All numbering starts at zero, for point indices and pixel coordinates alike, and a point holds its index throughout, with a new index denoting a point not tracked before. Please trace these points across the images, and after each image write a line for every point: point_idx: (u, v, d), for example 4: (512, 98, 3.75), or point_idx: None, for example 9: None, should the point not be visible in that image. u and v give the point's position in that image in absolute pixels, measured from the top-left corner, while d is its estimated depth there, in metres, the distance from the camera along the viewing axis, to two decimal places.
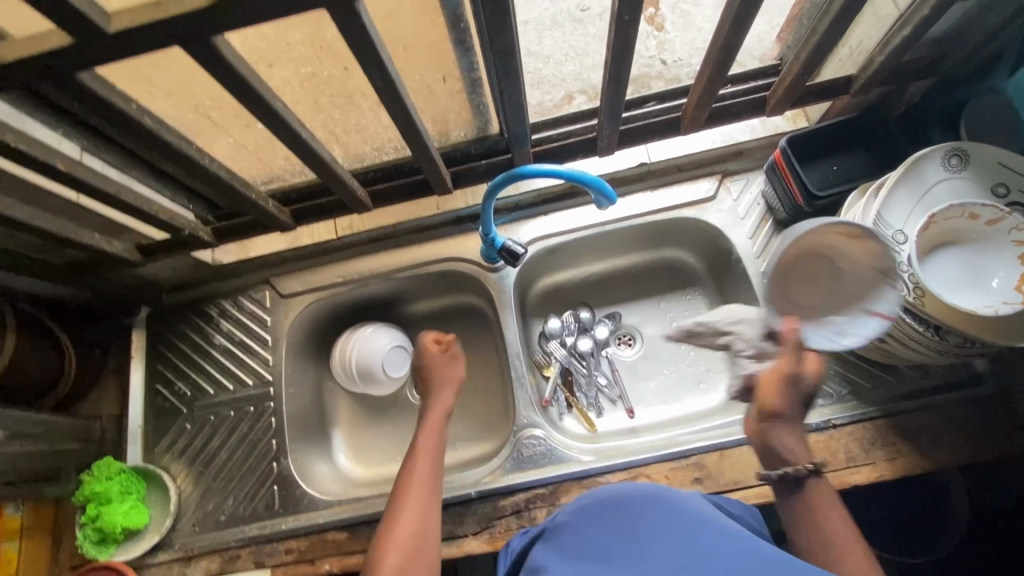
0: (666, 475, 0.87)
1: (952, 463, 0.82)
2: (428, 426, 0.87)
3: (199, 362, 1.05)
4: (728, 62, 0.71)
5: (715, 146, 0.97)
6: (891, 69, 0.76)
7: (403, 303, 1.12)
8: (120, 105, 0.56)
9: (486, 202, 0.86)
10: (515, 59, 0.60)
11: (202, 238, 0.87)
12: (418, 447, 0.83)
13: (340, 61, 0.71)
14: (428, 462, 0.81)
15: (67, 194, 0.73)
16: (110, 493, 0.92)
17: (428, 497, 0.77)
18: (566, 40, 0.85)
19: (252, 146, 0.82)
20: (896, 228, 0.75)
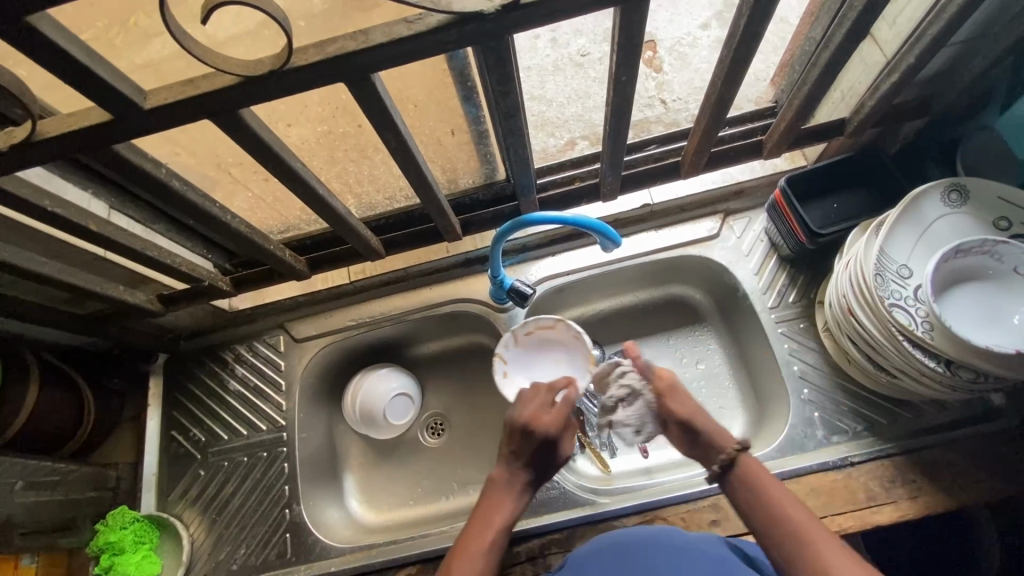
0: (683, 518, 0.85)
1: (977, 502, 0.80)
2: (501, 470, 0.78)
3: (214, 407, 1.06)
4: (723, 111, 0.74)
5: (715, 185, 1.00)
6: (882, 112, 0.79)
7: (414, 344, 1.14)
8: (151, 170, 0.60)
9: (494, 247, 0.89)
10: (521, 118, 0.64)
11: (220, 288, 0.89)
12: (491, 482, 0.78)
13: (354, 118, 0.76)
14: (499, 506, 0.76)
15: (95, 251, 0.77)
16: (124, 543, 0.93)
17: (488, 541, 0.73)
18: (568, 83, 1.04)
19: (269, 199, 0.86)
20: (900, 263, 0.76)
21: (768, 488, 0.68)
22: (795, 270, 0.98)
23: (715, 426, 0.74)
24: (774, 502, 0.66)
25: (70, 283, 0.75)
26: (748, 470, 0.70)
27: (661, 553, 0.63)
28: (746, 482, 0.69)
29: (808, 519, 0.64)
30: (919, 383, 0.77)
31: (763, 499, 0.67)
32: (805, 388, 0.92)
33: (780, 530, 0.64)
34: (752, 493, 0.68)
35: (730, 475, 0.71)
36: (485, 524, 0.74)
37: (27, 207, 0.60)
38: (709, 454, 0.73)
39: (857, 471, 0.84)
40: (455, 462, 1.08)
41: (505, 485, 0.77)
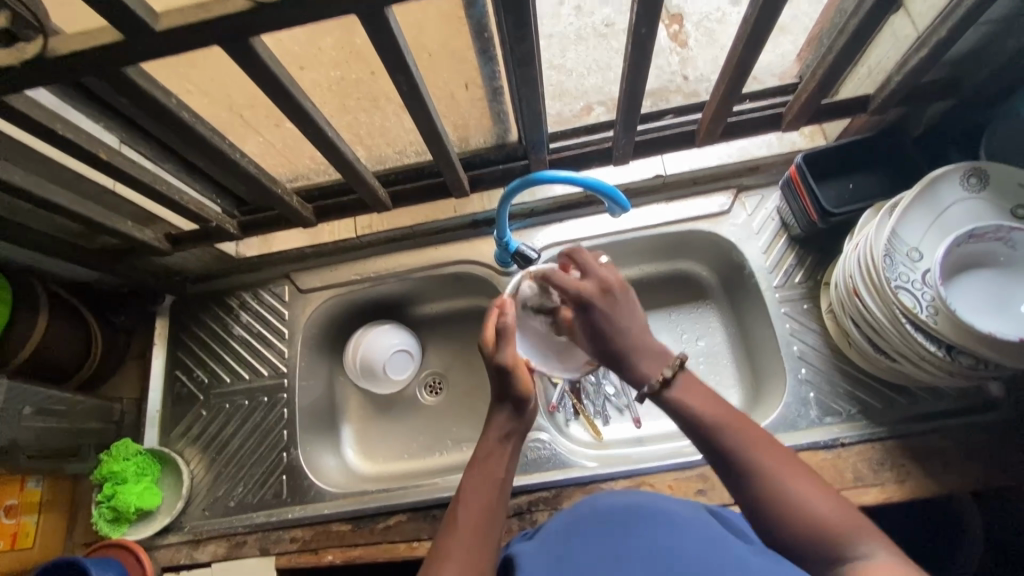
0: (669, 485, 0.87)
1: (963, 489, 0.81)
2: (492, 444, 0.65)
3: (217, 351, 1.08)
4: (743, 76, 0.72)
5: (729, 160, 0.99)
6: (910, 89, 0.77)
7: (416, 303, 1.14)
8: (162, 100, 0.60)
9: (502, 207, 0.88)
10: (535, 68, 0.63)
11: (228, 230, 0.90)
12: (483, 453, 0.65)
13: (368, 65, 0.75)
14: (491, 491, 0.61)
15: (105, 183, 0.78)
16: (127, 473, 0.95)
17: (489, 536, 0.58)
18: (589, 54, 0.95)
19: (279, 145, 0.85)
20: (911, 246, 0.74)
21: (717, 413, 0.55)
22: (804, 251, 0.97)
23: (642, 358, 0.59)
24: (726, 437, 0.53)
25: (80, 214, 0.76)
26: (685, 399, 0.56)
27: (656, 527, 0.55)
28: (685, 410, 0.56)
29: (762, 441, 0.53)
30: (919, 368, 0.76)
31: (717, 437, 0.54)
32: (802, 367, 0.92)
33: (736, 463, 0.53)
34: (697, 423, 0.55)
35: (670, 402, 0.57)
36: (481, 518, 0.59)
37: (40, 129, 0.61)
38: (637, 383, 0.59)
39: (846, 452, 0.85)
40: (450, 421, 1.10)
41: (495, 469, 0.63)
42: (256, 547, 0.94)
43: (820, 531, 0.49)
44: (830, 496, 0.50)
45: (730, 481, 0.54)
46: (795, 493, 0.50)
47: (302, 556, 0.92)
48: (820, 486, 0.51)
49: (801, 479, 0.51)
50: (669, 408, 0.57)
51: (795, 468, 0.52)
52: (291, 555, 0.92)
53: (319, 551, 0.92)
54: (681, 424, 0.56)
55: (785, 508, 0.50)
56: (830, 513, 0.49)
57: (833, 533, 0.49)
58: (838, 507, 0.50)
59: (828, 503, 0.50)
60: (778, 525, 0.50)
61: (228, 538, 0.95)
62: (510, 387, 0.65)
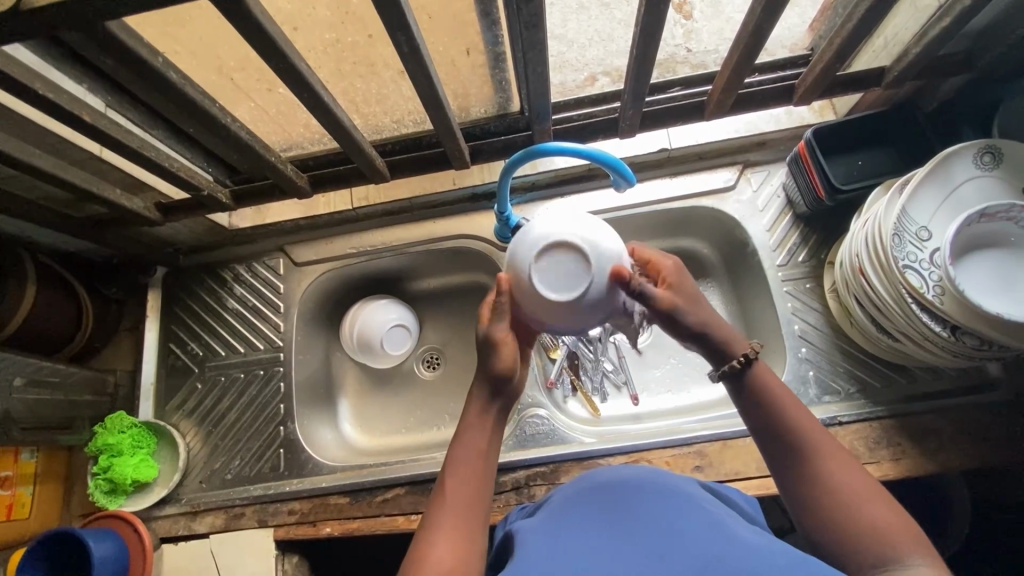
0: (667, 461, 0.87)
1: (959, 467, 0.82)
2: (477, 413, 0.64)
3: (211, 324, 1.06)
4: (758, 46, 0.69)
5: (737, 134, 0.97)
6: (926, 62, 0.74)
7: (414, 278, 1.13)
8: (149, 59, 0.57)
9: (503, 180, 0.85)
10: (542, 30, 0.60)
11: (219, 199, 0.87)
12: (464, 424, 0.63)
13: (365, 27, 0.71)
14: (476, 456, 0.62)
15: (90, 148, 0.75)
16: (122, 446, 0.95)
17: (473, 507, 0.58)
18: (590, 25, 0.88)
19: (272, 111, 0.82)
20: (921, 225, 0.73)
21: (787, 405, 0.58)
22: (808, 229, 0.96)
23: (719, 331, 0.61)
24: (793, 425, 0.58)
25: (66, 180, 0.73)
26: (760, 382, 0.59)
27: (654, 496, 0.57)
28: (760, 395, 0.59)
29: (828, 442, 0.57)
30: (922, 348, 0.76)
31: (777, 424, 0.58)
32: (803, 347, 0.91)
33: (798, 454, 0.57)
34: (765, 411, 0.59)
35: (745, 385, 0.60)
36: (464, 490, 0.59)
37: (18, 88, 0.58)
38: (713, 358, 0.62)
39: (844, 430, 0.85)
40: (447, 397, 1.09)
41: (478, 438, 0.63)
42: (254, 519, 0.94)
43: (875, 536, 0.51)
44: (890, 508, 0.53)
45: (776, 466, 0.59)
46: (853, 493, 0.54)
47: (300, 528, 0.92)
48: (882, 497, 0.53)
49: (864, 487, 0.54)
50: (740, 388, 0.60)
51: (857, 475, 0.55)
52: (288, 527, 0.92)
53: (317, 524, 0.92)
54: (748, 407, 0.60)
55: (836, 505, 0.53)
56: (890, 522, 0.51)
57: (887, 542, 0.50)
58: (891, 516, 0.52)
59: (888, 513, 0.52)
60: (830, 520, 0.53)
61: (225, 510, 0.95)
62: (492, 360, 0.64)
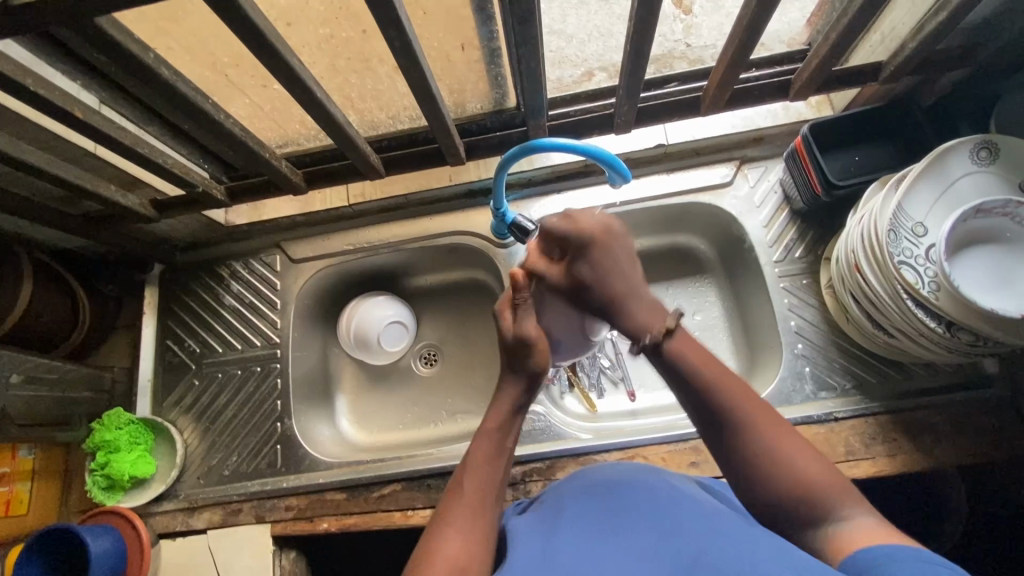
0: (663, 457, 0.87)
1: (954, 462, 0.82)
2: (500, 411, 0.67)
3: (208, 321, 1.06)
4: (753, 41, 0.69)
5: (735, 130, 0.96)
6: (923, 57, 0.74)
7: (411, 275, 1.13)
8: (140, 55, 0.56)
9: (498, 175, 0.85)
10: (535, 24, 0.60)
11: (215, 196, 0.87)
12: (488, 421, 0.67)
13: (359, 23, 0.71)
14: (493, 454, 0.64)
15: (84, 145, 0.74)
16: (120, 442, 0.95)
17: (490, 500, 0.61)
18: (589, 20, 0.87)
19: (267, 107, 0.82)
20: (917, 221, 0.73)
21: (709, 373, 0.59)
22: (805, 225, 0.95)
23: (638, 303, 0.66)
24: (717, 394, 0.58)
25: (60, 177, 0.73)
26: (681, 356, 0.61)
27: (645, 496, 0.57)
28: (680, 366, 0.61)
29: (757, 406, 0.58)
30: (917, 344, 0.76)
31: (706, 394, 0.59)
32: (799, 343, 0.91)
33: (728, 421, 0.57)
34: (690, 379, 0.60)
35: (667, 358, 0.62)
36: (482, 482, 0.62)
37: (10, 85, 0.57)
38: (633, 336, 0.65)
39: (839, 426, 0.85)
40: (444, 393, 1.09)
41: (500, 437, 0.66)
42: (251, 515, 0.94)
43: (802, 488, 0.54)
44: (813, 456, 0.55)
45: (709, 431, 0.59)
46: (781, 450, 0.55)
47: (297, 524, 0.92)
48: (805, 447, 0.56)
49: (788, 440, 0.56)
50: (667, 363, 0.62)
51: (786, 433, 0.56)
52: (285, 523, 0.93)
53: (314, 519, 0.92)
54: (674, 379, 0.61)
55: (770, 465, 0.55)
56: (812, 472, 0.54)
57: (815, 492, 0.53)
58: (819, 467, 0.54)
59: (812, 462, 0.55)
60: (765, 484, 0.55)
61: (223, 506, 0.96)
62: (528, 362, 0.68)
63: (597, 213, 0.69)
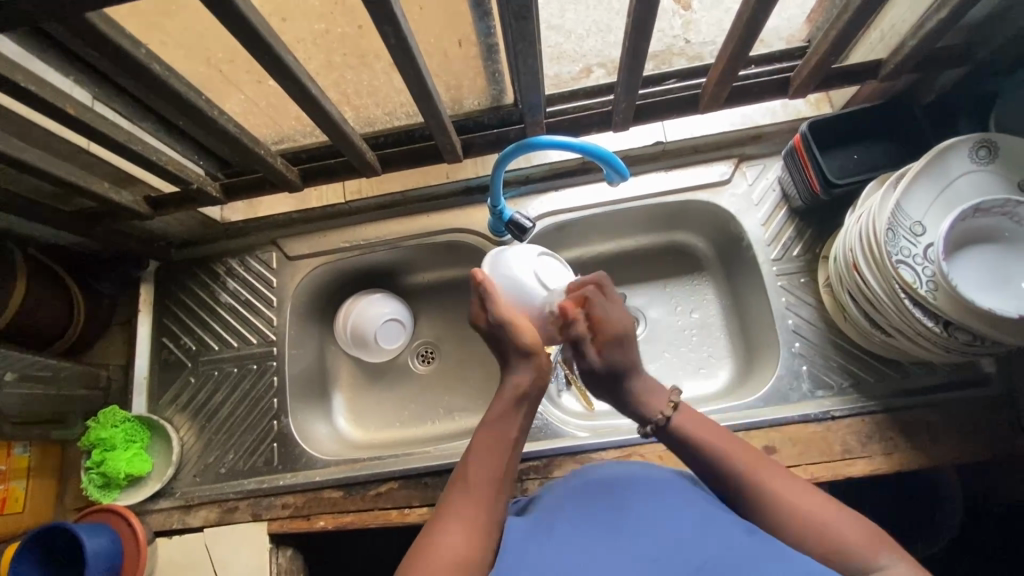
0: (660, 455, 0.87)
1: (950, 461, 0.82)
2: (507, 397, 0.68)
3: (204, 318, 1.06)
4: (752, 38, 0.68)
5: (733, 127, 0.96)
6: (923, 55, 0.73)
7: (408, 272, 1.12)
8: (132, 51, 0.56)
9: (495, 173, 0.84)
10: (532, 21, 0.59)
11: (210, 193, 0.86)
12: (495, 409, 0.68)
13: (354, 18, 0.70)
14: (498, 444, 0.65)
15: (77, 141, 0.74)
16: (115, 440, 0.94)
17: (496, 489, 0.61)
18: (588, 14, 0.87)
19: (262, 103, 0.81)
20: (915, 220, 0.73)
21: (724, 446, 0.64)
22: (803, 223, 0.95)
23: (645, 384, 0.72)
24: (725, 464, 0.63)
25: (52, 174, 0.72)
26: (686, 429, 0.67)
27: (644, 492, 0.57)
28: (688, 443, 0.66)
29: (769, 473, 0.61)
30: (915, 343, 0.76)
31: (715, 467, 0.63)
32: (796, 341, 0.91)
33: (744, 491, 0.61)
34: (708, 455, 0.64)
35: (676, 434, 0.67)
36: (488, 472, 0.62)
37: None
38: (640, 420, 0.70)
39: (836, 425, 0.85)
40: (441, 391, 1.09)
41: (507, 427, 0.66)
42: (247, 513, 0.94)
43: (837, 550, 0.55)
44: (847, 517, 0.57)
45: (734, 505, 0.62)
46: (805, 513, 0.57)
47: (294, 522, 0.92)
48: (835, 507, 0.58)
49: (820, 506, 0.58)
50: (673, 441, 0.68)
51: (805, 494, 0.59)
52: (282, 521, 0.93)
53: (311, 517, 0.92)
54: (689, 458, 0.66)
55: (798, 532, 0.57)
56: (851, 534, 0.55)
57: (851, 553, 0.54)
58: (851, 526, 0.56)
59: (846, 523, 0.56)
60: (800, 552, 0.56)
61: (219, 504, 0.95)
62: (508, 342, 0.71)
63: (617, 302, 0.74)
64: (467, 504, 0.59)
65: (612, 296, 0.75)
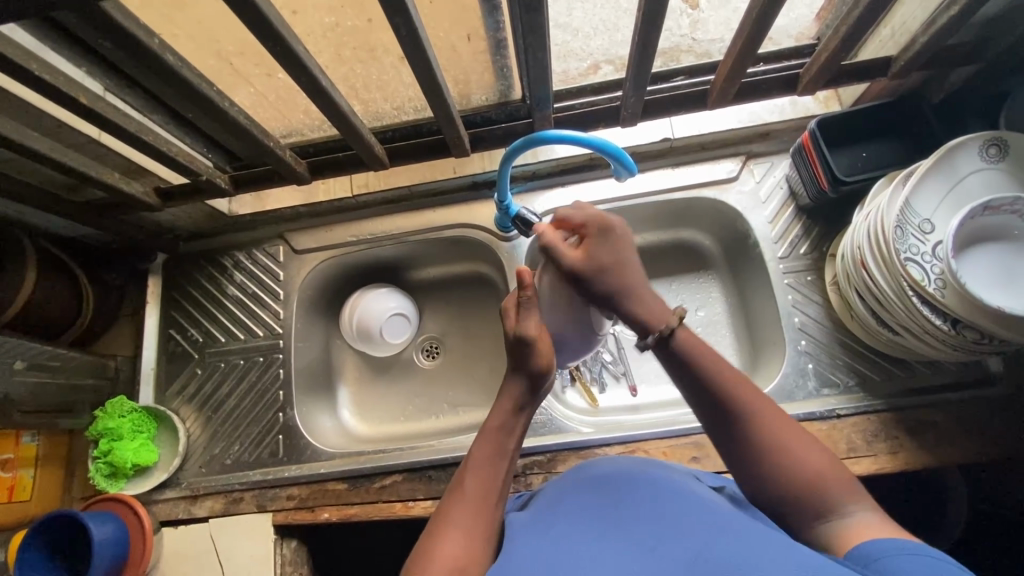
0: (664, 451, 0.87)
1: (956, 461, 0.81)
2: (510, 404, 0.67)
3: (211, 310, 1.07)
4: (762, 34, 0.68)
5: (741, 125, 0.96)
6: (933, 52, 0.73)
7: (414, 267, 1.13)
8: (145, 41, 0.56)
9: (503, 168, 0.85)
10: (542, 15, 0.59)
11: (219, 185, 0.86)
12: (494, 419, 0.66)
13: (364, 12, 0.70)
14: (495, 453, 0.64)
15: (88, 131, 0.74)
16: (122, 430, 0.95)
17: (493, 500, 0.61)
18: (596, 14, 0.88)
19: (272, 97, 0.81)
20: (924, 217, 0.73)
21: (718, 374, 0.60)
22: (811, 221, 0.95)
23: (637, 297, 0.65)
24: (724, 386, 0.60)
25: (63, 164, 0.73)
26: (691, 347, 0.62)
27: (645, 488, 0.57)
28: (686, 362, 0.62)
29: (763, 404, 0.59)
30: (923, 342, 0.76)
31: (713, 388, 0.60)
32: (803, 339, 0.91)
33: (733, 415, 0.59)
34: (695, 372, 0.61)
35: (674, 351, 0.63)
36: (485, 482, 0.61)
37: (13, 69, 0.57)
38: (640, 331, 0.65)
39: (842, 423, 0.85)
40: (446, 385, 1.10)
41: (505, 437, 0.65)
42: (252, 504, 0.94)
43: (811, 483, 0.54)
44: (817, 451, 0.56)
45: (713, 422, 0.61)
46: (790, 450, 0.56)
47: (298, 513, 0.93)
48: (813, 443, 0.57)
49: (795, 438, 0.57)
50: (672, 358, 0.63)
51: (792, 429, 0.58)
52: (286, 512, 0.93)
53: (315, 509, 0.93)
54: (681, 373, 0.62)
55: (775, 460, 0.56)
56: (818, 466, 0.55)
57: (826, 491, 0.54)
58: (828, 462, 0.56)
59: (814, 456, 0.56)
60: (765, 473, 0.57)
61: (224, 495, 0.96)
62: (530, 360, 0.67)
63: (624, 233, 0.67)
64: (465, 512, 0.58)
65: (610, 231, 0.66)
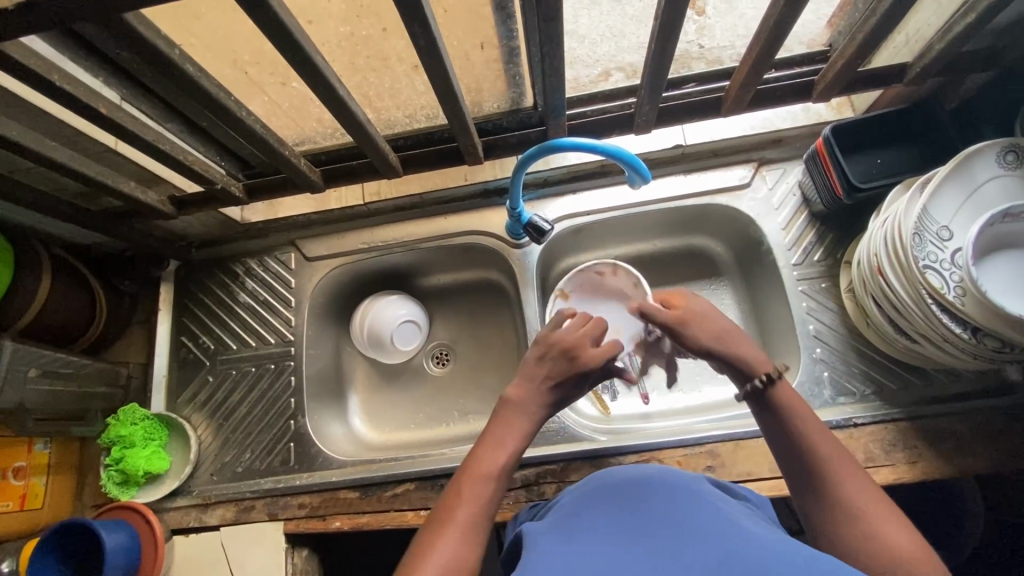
0: (679, 461, 0.86)
1: (976, 470, 0.80)
2: (532, 385, 0.69)
3: (223, 318, 1.07)
4: (778, 41, 0.68)
5: (752, 131, 0.95)
6: (950, 59, 0.73)
7: (425, 274, 1.13)
8: (165, 51, 0.56)
9: (516, 175, 0.85)
10: (559, 25, 0.59)
11: (233, 193, 0.87)
12: (513, 398, 0.68)
13: (379, 20, 0.71)
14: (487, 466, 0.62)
15: (105, 140, 0.75)
16: (134, 437, 0.95)
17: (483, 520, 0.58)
18: (603, 19, 0.84)
19: (285, 105, 0.82)
20: (942, 224, 0.72)
21: (807, 430, 0.60)
22: (825, 228, 0.94)
23: (739, 352, 0.67)
24: (812, 441, 0.60)
25: (80, 173, 0.73)
26: (783, 400, 0.63)
27: (662, 496, 0.56)
28: (782, 416, 0.62)
29: (850, 470, 0.57)
30: (942, 350, 0.75)
31: (799, 439, 0.60)
32: (818, 347, 0.90)
33: (817, 473, 0.58)
34: (787, 425, 0.62)
35: (772, 402, 0.63)
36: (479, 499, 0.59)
37: (36, 80, 0.57)
38: (739, 376, 0.66)
39: (859, 432, 0.84)
40: (456, 393, 1.09)
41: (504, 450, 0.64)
42: (263, 512, 0.94)
43: (887, 557, 0.51)
44: (906, 528, 0.52)
45: (795, 481, 0.60)
46: (871, 518, 0.53)
47: (310, 522, 0.92)
48: (903, 520, 0.53)
49: (879, 508, 0.54)
50: (765, 409, 0.63)
51: (879, 501, 0.55)
52: (298, 521, 0.93)
53: (327, 517, 0.92)
54: (770, 427, 0.63)
55: (856, 527, 0.53)
56: (905, 545, 0.51)
57: (902, 564, 0.50)
58: (910, 538, 0.52)
59: (902, 533, 0.52)
60: (841, 541, 0.54)
61: (235, 503, 0.95)
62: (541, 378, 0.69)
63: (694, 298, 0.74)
64: (470, 495, 0.59)
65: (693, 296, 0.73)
